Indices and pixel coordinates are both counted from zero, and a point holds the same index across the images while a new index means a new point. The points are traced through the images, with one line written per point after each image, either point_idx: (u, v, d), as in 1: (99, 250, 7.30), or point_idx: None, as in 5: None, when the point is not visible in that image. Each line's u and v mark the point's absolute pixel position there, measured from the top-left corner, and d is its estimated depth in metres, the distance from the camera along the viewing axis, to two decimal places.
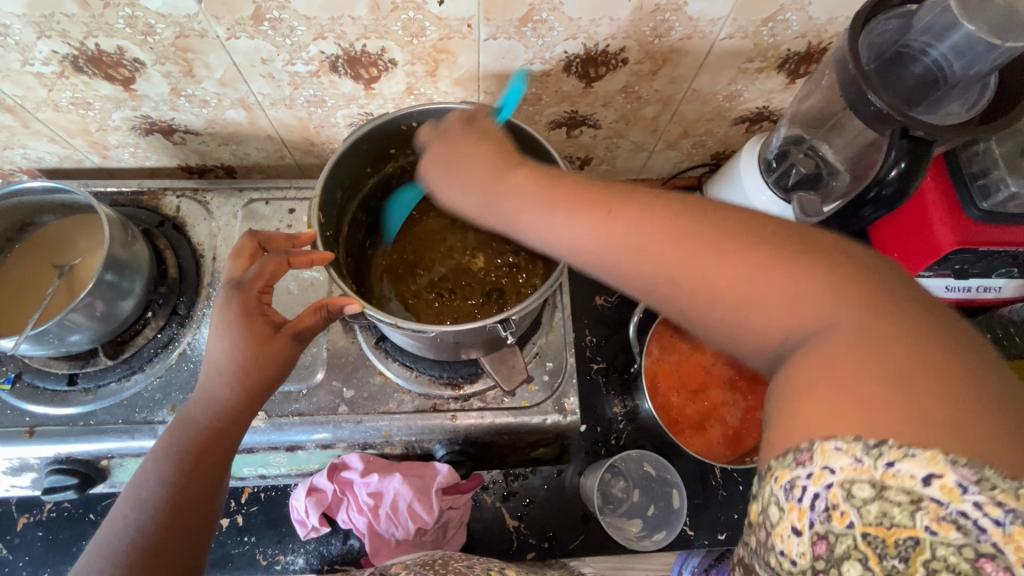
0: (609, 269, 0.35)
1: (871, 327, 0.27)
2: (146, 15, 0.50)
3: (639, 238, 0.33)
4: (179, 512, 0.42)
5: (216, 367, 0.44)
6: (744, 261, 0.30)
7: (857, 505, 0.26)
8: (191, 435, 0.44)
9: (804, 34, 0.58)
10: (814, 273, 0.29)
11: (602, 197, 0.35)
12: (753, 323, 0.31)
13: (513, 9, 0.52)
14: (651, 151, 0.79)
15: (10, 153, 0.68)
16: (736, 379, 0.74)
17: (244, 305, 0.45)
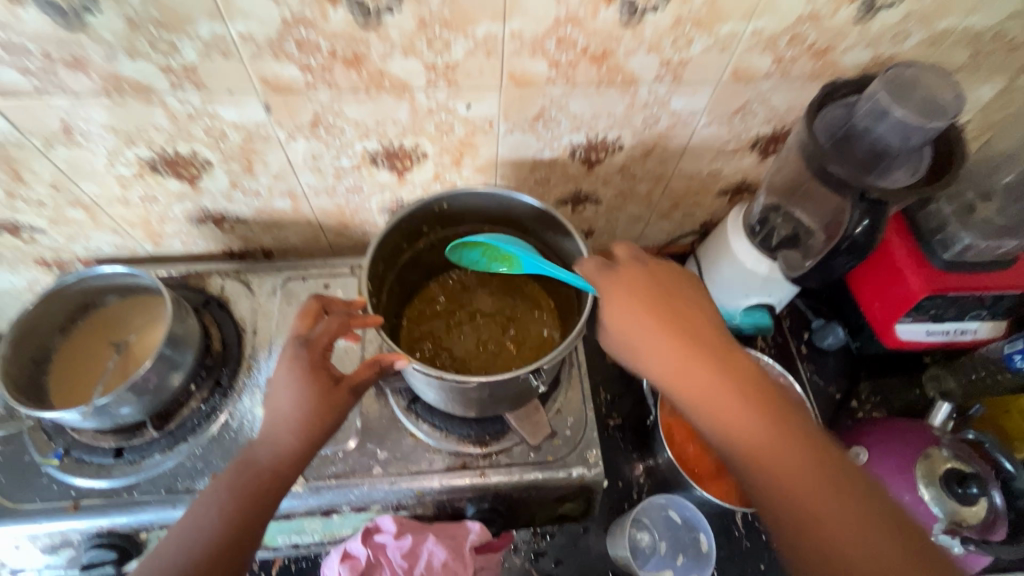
0: (704, 419, 0.50)
1: (870, 536, 0.42)
2: (222, 124, 0.60)
3: (696, 373, 0.51)
4: (228, 546, 0.45)
5: (283, 415, 0.49)
6: (793, 453, 0.46)
7: None
8: (251, 477, 0.48)
9: (769, 120, 0.70)
10: (835, 482, 0.45)
11: (690, 339, 0.52)
12: (795, 505, 0.45)
13: (527, 109, 0.63)
14: (647, 222, 0.88)
15: (73, 245, 0.76)
16: None
17: (310, 360, 0.51)
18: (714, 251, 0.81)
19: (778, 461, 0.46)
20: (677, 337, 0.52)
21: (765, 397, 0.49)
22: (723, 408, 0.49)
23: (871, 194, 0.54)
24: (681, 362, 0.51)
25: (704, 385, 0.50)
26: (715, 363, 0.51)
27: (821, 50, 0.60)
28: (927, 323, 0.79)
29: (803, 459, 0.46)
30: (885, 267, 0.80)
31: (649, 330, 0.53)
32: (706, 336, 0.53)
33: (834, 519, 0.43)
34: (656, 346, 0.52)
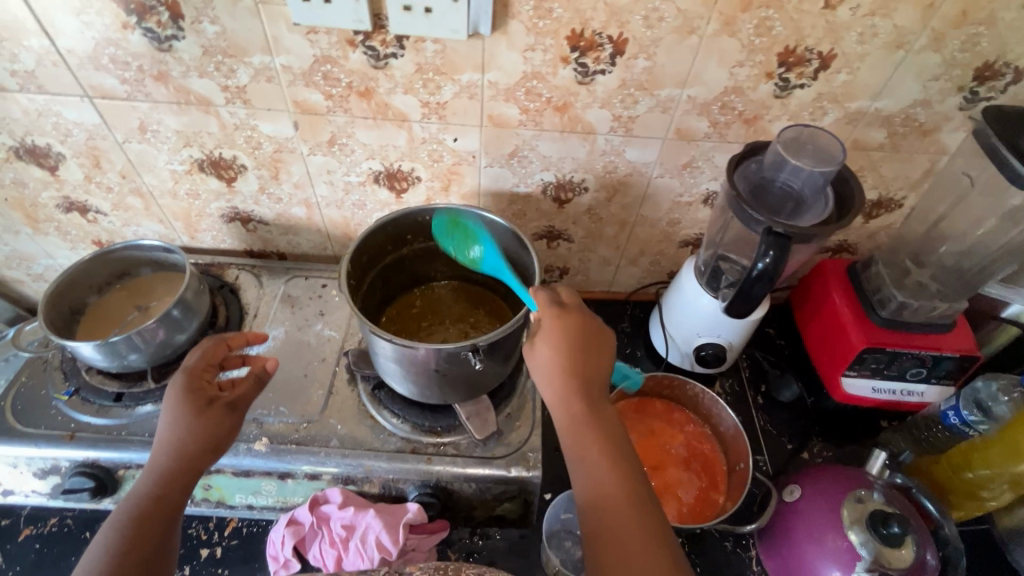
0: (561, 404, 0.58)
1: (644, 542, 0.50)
2: (260, 136, 0.75)
3: (585, 425, 0.56)
4: (147, 518, 0.54)
5: (170, 424, 0.59)
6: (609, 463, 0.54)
7: None
8: (144, 505, 0.54)
9: (716, 177, 0.81)
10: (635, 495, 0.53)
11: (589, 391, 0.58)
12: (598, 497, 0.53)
13: (504, 147, 0.76)
14: (617, 266, 0.98)
15: (126, 230, 0.91)
16: (690, 460, 0.81)
17: (189, 382, 0.62)
18: (671, 293, 0.89)
19: (614, 503, 0.52)
20: (579, 396, 0.58)
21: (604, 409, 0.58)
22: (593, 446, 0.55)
23: (778, 229, 0.62)
24: (575, 413, 0.57)
25: (581, 425, 0.57)
26: (601, 424, 0.57)
27: (749, 118, 0.72)
28: (872, 379, 0.82)
29: (632, 512, 0.52)
30: (831, 322, 0.85)
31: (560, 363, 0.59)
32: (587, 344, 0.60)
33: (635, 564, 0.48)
34: (554, 385, 0.58)
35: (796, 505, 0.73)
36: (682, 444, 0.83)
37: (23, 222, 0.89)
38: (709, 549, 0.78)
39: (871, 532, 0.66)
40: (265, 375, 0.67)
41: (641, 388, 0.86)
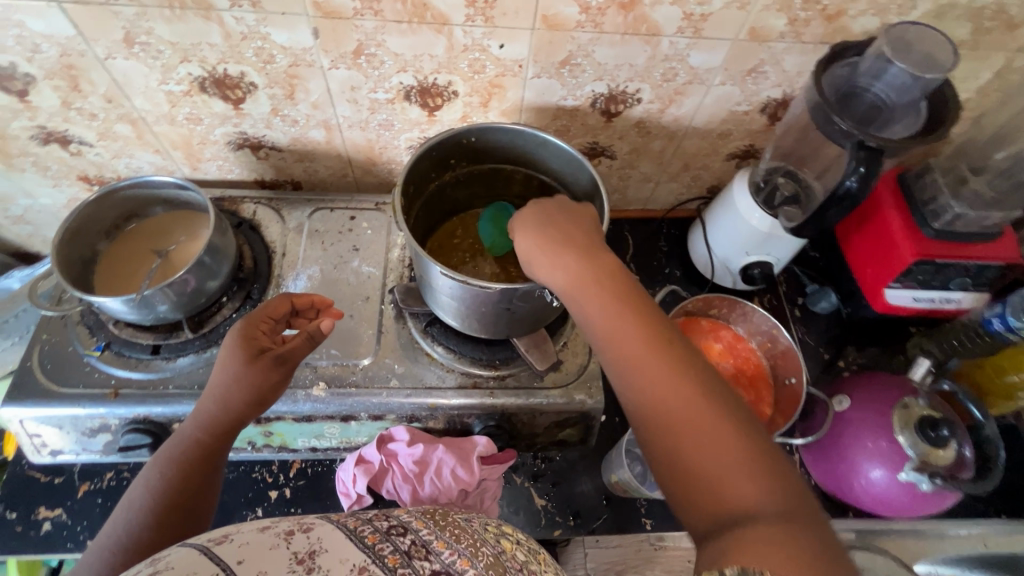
0: (576, 294, 0.51)
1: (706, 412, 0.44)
2: (271, 47, 0.64)
3: (610, 307, 0.49)
4: (180, 484, 0.53)
5: (209, 387, 0.56)
6: (647, 347, 0.47)
7: (523, 556, 0.46)
8: (189, 450, 0.55)
9: (780, 84, 0.74)
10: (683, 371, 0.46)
11: (612, 281, 0.51)
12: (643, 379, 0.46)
13: (555, 54, 0.67)
14: (657, 182, 0.93)
15: (116, 163, 0.80)
16: (739, 376, 0.83)
17: (245, 331, 0.58)
18: (718, 209, 0.85)
19: (672, 405, 0.44)
20: (596, 285, 0.50)
21: (623, 292, 0.50)
22: (625, 342, 0.48)
23: (869, 143, 0.58)
24: (602, 298, 0.50)
25: (604, 304, 0.49)
26: (634, 311, 0.49)
27: (832, 13, 0.64)
28: (914, 289, 0.83)
29: (689, 386, 0.45)
30: (880, 234, 0.83)
31: (568, 258, 0.52)
32: (576, 239, 0.54)
33: (703, 440, 0.43)
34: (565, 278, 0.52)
35: (845, 414, 0.77)
36: (730, 361, 0.84)
37: None
38: None
39: (919, 434, 0.69)
40: (320, 333, 0.60)
41: (689, 308, 0.85)
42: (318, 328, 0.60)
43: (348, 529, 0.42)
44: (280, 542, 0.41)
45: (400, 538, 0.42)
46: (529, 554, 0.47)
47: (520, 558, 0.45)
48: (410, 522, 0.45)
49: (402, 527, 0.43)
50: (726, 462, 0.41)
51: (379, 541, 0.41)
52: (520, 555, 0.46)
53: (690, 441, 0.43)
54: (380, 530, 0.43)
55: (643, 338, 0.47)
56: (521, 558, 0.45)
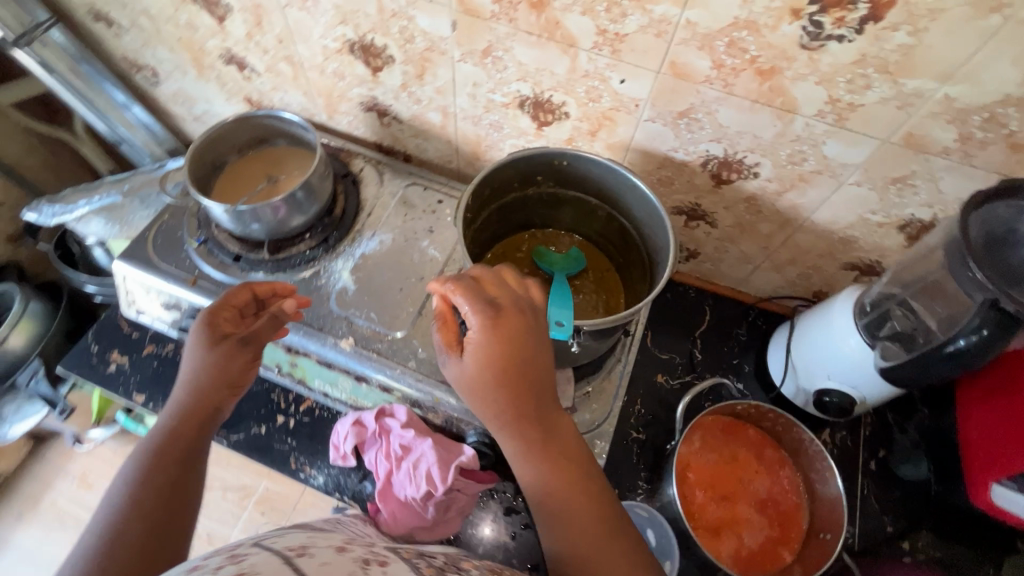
0: (500, 420, 0.51)
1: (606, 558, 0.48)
2: (414, 28, 0.69)
3: (529, 440, 0.51)
4: (160, 465, 0.55)
5: (186, 374, 0.60)
6: (562, 487, 0.50)
7: None
8: (166, 441, 0.57)
9: (931, 204, 0.63)
10: (589, 512, 0.50)
11: (536, 407, 0.52)
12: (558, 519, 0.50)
13: (675, 103, 0.64)
14: (756, 266, 0.84)
15: (273, 94, 0.92)
16: (768, 504, 0.73)
17: (210, 320, 0.62)
18: (813, 318, 0.75)
19: (582, 525, 0.50)
20: (516, 412, 0.51)
21: (545, 420, 0.52)
22: (545, 480, 0.51)
23: (1006, 307, 0.49)
24: (517, 430, 0.51)
25: (524, 432, 0.51)
26: (551, 444, 0.52)
27: (1022, 143, 0.53)
28: None
29: (598, 528, 0.50)
30: (1007, 414, 0.66)
31: (492, 383, 0.50)
32: (510, 348, 0.50)
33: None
34: (488, 405, 0.51)
35: None
36: (764, 484, 0.74)
37: (190, 64, 0.93)
38: None
39: None
40: (284, 314, 0.66)
41: (738, 410, 0.76)
42: (281, 309, 0.66)
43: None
44: (362, 570, 0.38)
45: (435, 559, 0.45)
46: None
47: None
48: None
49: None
50: None
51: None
52: None
53: None
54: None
55: (558, 474, 0.51)
56: None
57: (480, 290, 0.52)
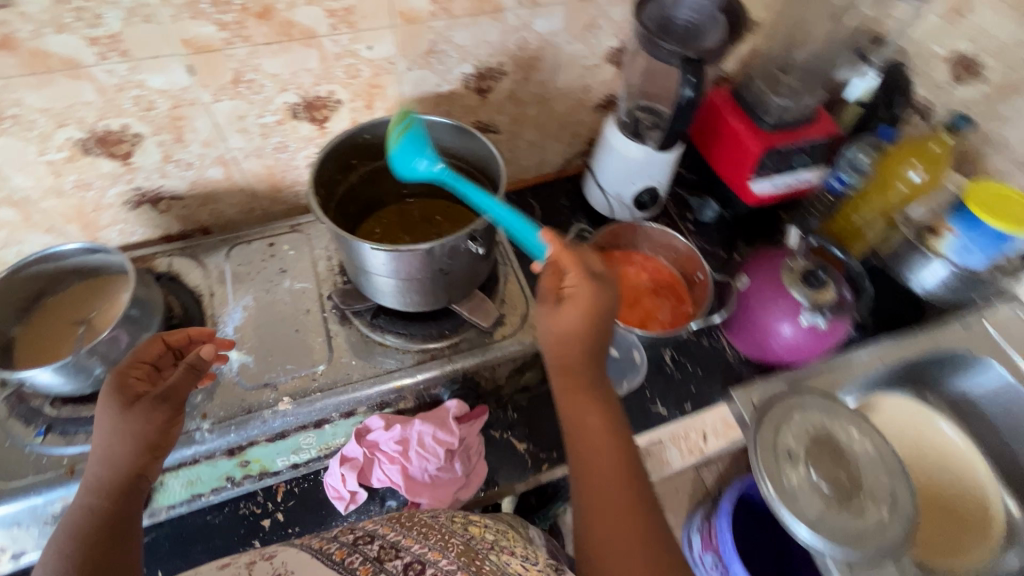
0: (558, 363, 0.62)
1: (630, 510, 0.56)
2: (149, 93, 0.66)
3: (583, 390, 0.61)
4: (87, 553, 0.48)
5: (99, 452, 0.53)
6: (609, 442, 0.59)
7: (489, 534, 0.62)
8: (87, 522, 0.51)
9: (615, 33, 0.86)
10: (622, 472, 0.58)
11: (592, 360, 0.61)
12: (592, 467, 0.58)
13: (420, 45, 0.75)
14: (543, 146, 1.03)
15: (6, 253, 0.77)
16: (658, 288, 0.94)
17: (117, 381, 0.56)
18: (600, 154, 0.96)
19: (603, 471, 0.58)
20: (580, 359, 0.61)
21: (598, 386, 0.62)
22: (590, 431, 0.60)
23: (692, 57, 0.71)
24: (574, 374, 0.61)
25: (574, 375, 0.62)
26: (603, 406, 0.61)
27: None
28: (772, 177, 0.97)
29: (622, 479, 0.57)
30: (730, 140, 0.97)
31: (565, 336, 0.60)
32: (599, 320, 0.60)
33: (611, 523, 0.55)
34: (553, 342, 0.61)
35: (748, 290, 0.89)
36: (647, 278, 0.95)
37: None
38: (693, 349, 0.92)
39: (806, 283, 0.83)
40: (201, 362, 0.59)
41: (601, 244, 0.95)
42: (197, 357, 0.59)
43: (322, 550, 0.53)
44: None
45: (369, 545, 0.55)
46: (497, 533, 0.63)
47: (488, 538, 0.61)
48: (377, 531, 0.58)
49: (369, 538, 0.56)
50: (626, 551, 0.54)
51: (354, 552, 0.54)
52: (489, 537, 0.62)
53: (608, 526, 0.55)
54: (346, 543, 0.56)
55: (609, 435, 0.59)
56: (489, 538, 0.62)
57: (585, 260, 0.62)
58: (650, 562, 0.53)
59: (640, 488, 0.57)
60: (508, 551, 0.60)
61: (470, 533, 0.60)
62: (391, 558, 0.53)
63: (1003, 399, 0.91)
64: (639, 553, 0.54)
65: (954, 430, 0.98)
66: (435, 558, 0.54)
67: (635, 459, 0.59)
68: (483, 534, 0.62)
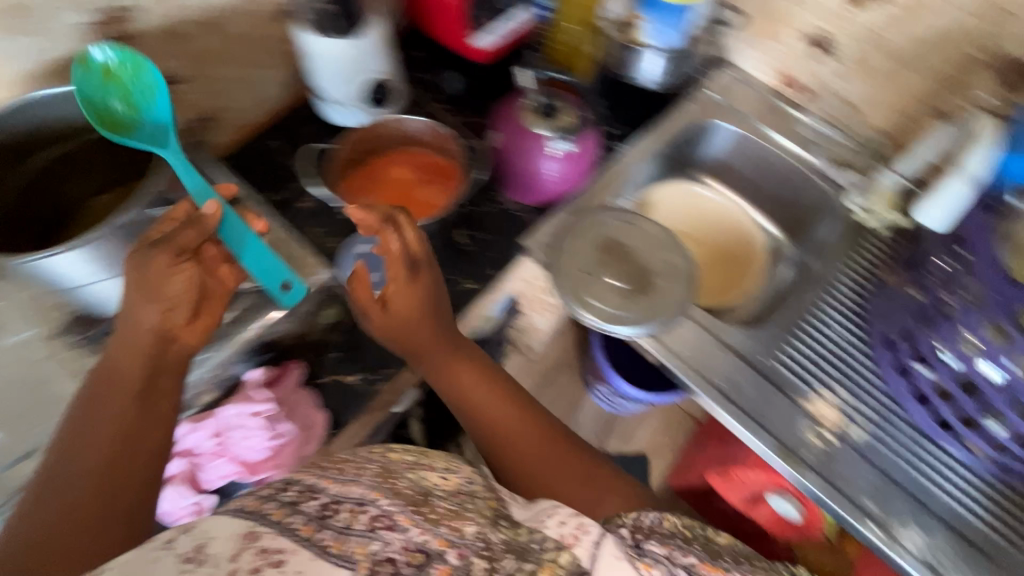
0: (408, 347, 0.72)
1: (530, 426, 0.74)
2: None
3: (440, 340, 0.72)
4: (119, 450, 0.59)
5: (118, 361, 0.61)
6: (487, 387, 0.74)
7: (410, 462, 0.61)
8: (112, 415, 0.60)
9: None
10: (505, 405, 0.75)
11: (441, 329, 0.72)
12: (484, 415, 0.73)
13: None
14: (251, 78, 0.92)
15: None
16: (423, 175, 0.92)
17: (162, 255, 0.60)
18: (307, 64, 0.89)
19: (500, 415, 0.74)
20: (427, 326, 0.71)
21: (457, 342, 0.74)
22: (461, 383, 0.73)
23: None
24: (432, 336, 0.71)
25: (421, 344, 0.72)
26: (456, 347, 0.73)
27: None
28: (491, 27, 0.97)
29: (504, 404, 0.74)
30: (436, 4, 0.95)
31: (422, 319, 0.70)
32: (429, 300, 0.70)
33: (524, 451, 0.73)
34: (392, 333, 0.70)
35: (502, 145, 0.92)
36: (410, 169, 0.92)
37: None
38: (480, 219, 0.94)
39: (545, 116, 0.88)
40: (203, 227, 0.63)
41: (351, 157, 0.90)
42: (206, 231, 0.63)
43: (236, 512, 0.46)
44: (161, 553, 0.42)
45: (310, 503, 0.48)
46: (413, 453, 0.63)
47: (406, 459, 0.61)
48: (319, 484, 0.51)
49: (309, 493, 0.49)
50: (542, 457, 0.73)
51: (264, 503, 0.47)
52: (416, 471, 0.59)
53: (525, 449, 0.73)
54: (283, 503, 0.47)
55: (483, 387, 0.74)
56: (431, 479, 0.58)
57: (401, 252, 0.69)
58: (575, 458, 0.74)
59: (517, 403, 0.75)
60: (428, 466, 0.61)
61: (388, 458, 0.60)
62: (305, 501, 0.48)
63: (737, 147, 1.08)
64: (552, 457, 0.73)
65: (721, 188, 1.13)
66: (351, 490, 0.50)
67: (492, 369, 0.76)
68: (407, 461, 0.61)
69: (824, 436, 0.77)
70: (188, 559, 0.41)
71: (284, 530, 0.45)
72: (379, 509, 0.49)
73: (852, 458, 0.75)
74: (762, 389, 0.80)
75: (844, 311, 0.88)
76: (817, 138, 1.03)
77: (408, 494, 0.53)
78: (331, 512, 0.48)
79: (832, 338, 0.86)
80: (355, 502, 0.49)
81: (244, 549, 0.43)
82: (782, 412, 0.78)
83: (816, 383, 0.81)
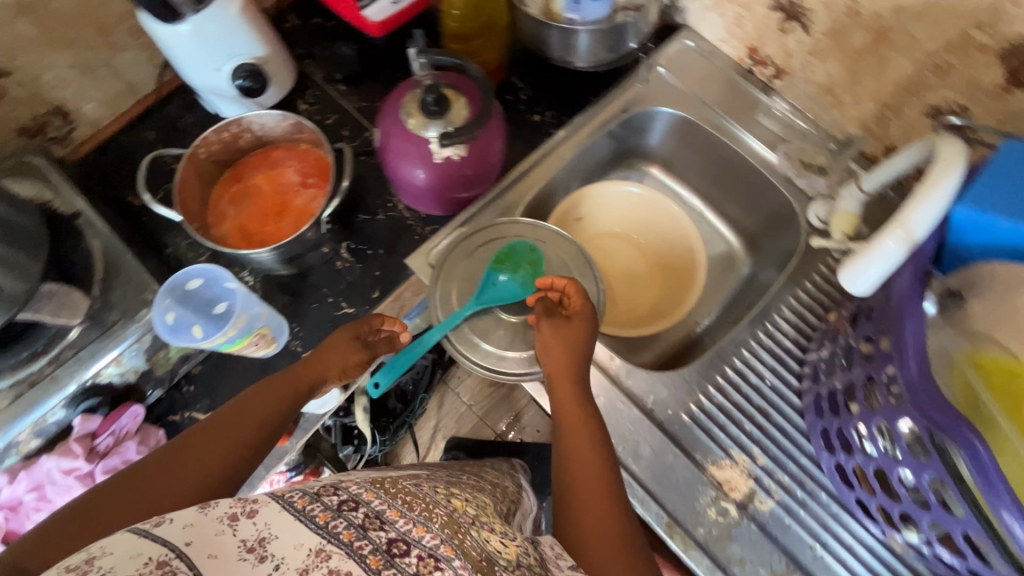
0: (550, 374, 0.65)
1: (622, 520, 0.54)
2: None
3: (569, 400, 0.62)
4: (187, 457, 0.50)
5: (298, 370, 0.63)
6: (589, 443, 0.59)
7: (478, 539, 0.45)
8: (240, 414, 0.56)
9: None
10: (615, 492, 0.56)
11: (569, 377, 0.64)
12: (569, 465, 0.57)
13: None
14: (104, 65, 0.80)
15: None
16: (296, 179, 0.81)
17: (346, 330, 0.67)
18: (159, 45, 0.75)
19: (591, 500, 0.54)
20: (561, 374, 0.64)
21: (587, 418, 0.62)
22: (571, 442, 0.59)
23: None
24: (562, 392, 0.63)
25: (565, 406, 0.62)
26: (581, 414, 0.61)
27: None
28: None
29: (606, 506, 0.54)
30: None
31: (559, 352, 0.65)
32: (578, 338, 0.66)
33: (599, 535, 0.52)
34: (546, 342, 0.66)
35: (387, 143, 0.77)
36: (283, 174, 0.81)
37: None
38: (369, 231, 0.83)
39: (428, 114, 0.71)
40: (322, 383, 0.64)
41: (216, 162, 0.80)
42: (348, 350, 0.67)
43: (296, 511, 0.38)
44: (226, 528, 0.36)
45: (354, 511, 0.39)
46: (478, 509, 0.52)
47: (469, 512, 0.49)
48: (361, 497, 0.41)
49: (353, 502, 0.40)
50: (611, 541, 0.52)
51: (332, 518, 0.38)
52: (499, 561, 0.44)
53: (591, 519, 0.53)
54: (330, 506, 0.39)
55: (585, 433, 0.60)
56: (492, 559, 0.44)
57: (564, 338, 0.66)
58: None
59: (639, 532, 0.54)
60: (489, 526, 0.49)
61: (451, 506, 0.48)
62: (374, 529, 0.39)
63: (677, 131, 0.91)
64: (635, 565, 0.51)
65: (667, 179, 0.98)
66: (420, 534, 0.40)
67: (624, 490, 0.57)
68: (473, 520, 0.47)
69: (724, 510, 0.66)
70: (249, 549, 0.35)
71: (353, 552, 0.37)
72: (453, 572, 0.38)
73: (753, 536, 0.65)
74: (660, 449, 0.69)
75: (778, 353, 0.74)
76: (783, 128, 0.85)
77: (477, 558, 0.42)
78: (398, 552, 0.38)
79: (762, 386, 0.72)
80: (426, 551, 0.39)
81: (314, 567, 0.35)
82: (679, 478, 0.68)
83: (729, 443, 0.70)
